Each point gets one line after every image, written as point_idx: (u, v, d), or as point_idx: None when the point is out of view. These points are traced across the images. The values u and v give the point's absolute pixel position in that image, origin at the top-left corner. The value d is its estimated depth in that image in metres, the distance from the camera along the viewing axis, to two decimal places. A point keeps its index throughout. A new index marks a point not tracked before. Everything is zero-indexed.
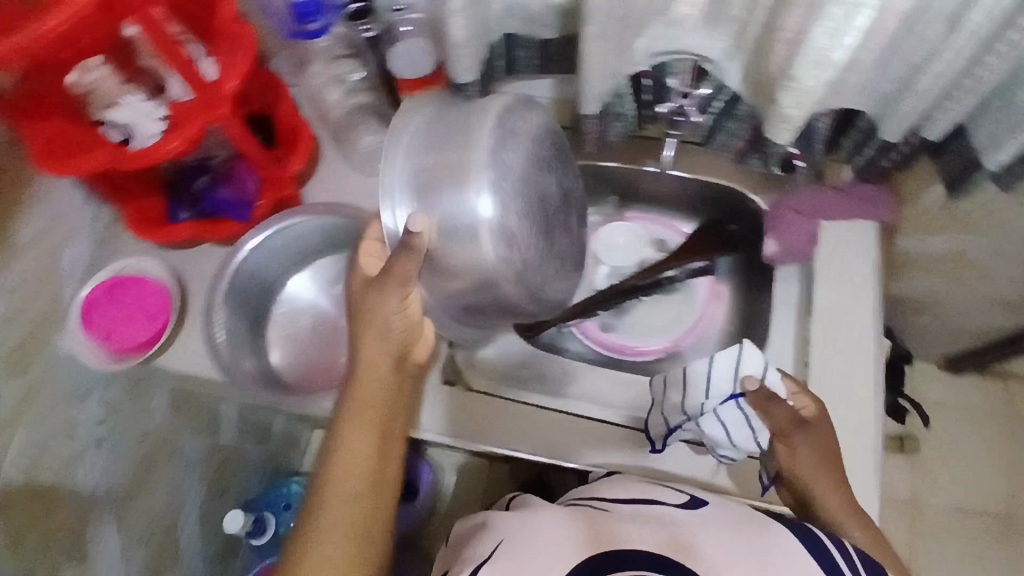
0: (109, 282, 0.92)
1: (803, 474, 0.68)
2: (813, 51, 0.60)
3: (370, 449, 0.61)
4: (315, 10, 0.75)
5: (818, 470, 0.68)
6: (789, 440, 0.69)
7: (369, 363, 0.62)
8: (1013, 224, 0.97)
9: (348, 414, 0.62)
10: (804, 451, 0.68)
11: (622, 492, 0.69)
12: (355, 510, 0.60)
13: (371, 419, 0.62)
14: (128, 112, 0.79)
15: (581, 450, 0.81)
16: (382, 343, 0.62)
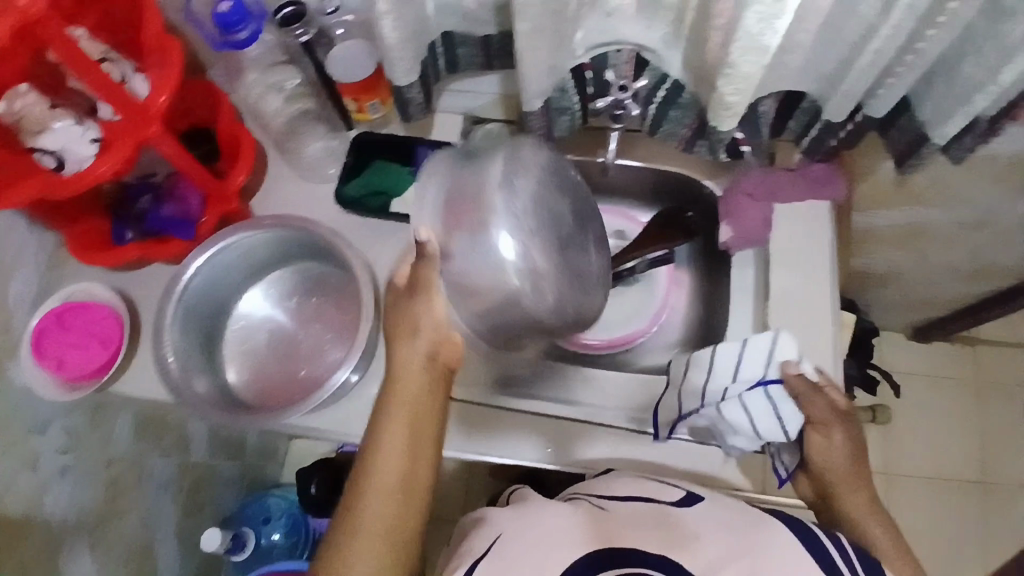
0: (58, 309, 0.88)
1: (833, 468, 0.71)
2: (747, 37, 0.59)
3: (402, 449, 0.60)
4: (241, 19, 0.73)
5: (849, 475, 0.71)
6: (826, 430, 0.72)
7: (402, 364, 0.62)
8: (966, 194, 0.98)
9: (383, 419, 0.61)
10: (838, 442, 0.71)
11: (622, 490, 0.68)
12: (390, 511, 0.59)
13: (404, 420, 0.61)
14: (59, 137, 0.73)
15: (581, 447, 0.82)
16: (414, 346, 0.63)
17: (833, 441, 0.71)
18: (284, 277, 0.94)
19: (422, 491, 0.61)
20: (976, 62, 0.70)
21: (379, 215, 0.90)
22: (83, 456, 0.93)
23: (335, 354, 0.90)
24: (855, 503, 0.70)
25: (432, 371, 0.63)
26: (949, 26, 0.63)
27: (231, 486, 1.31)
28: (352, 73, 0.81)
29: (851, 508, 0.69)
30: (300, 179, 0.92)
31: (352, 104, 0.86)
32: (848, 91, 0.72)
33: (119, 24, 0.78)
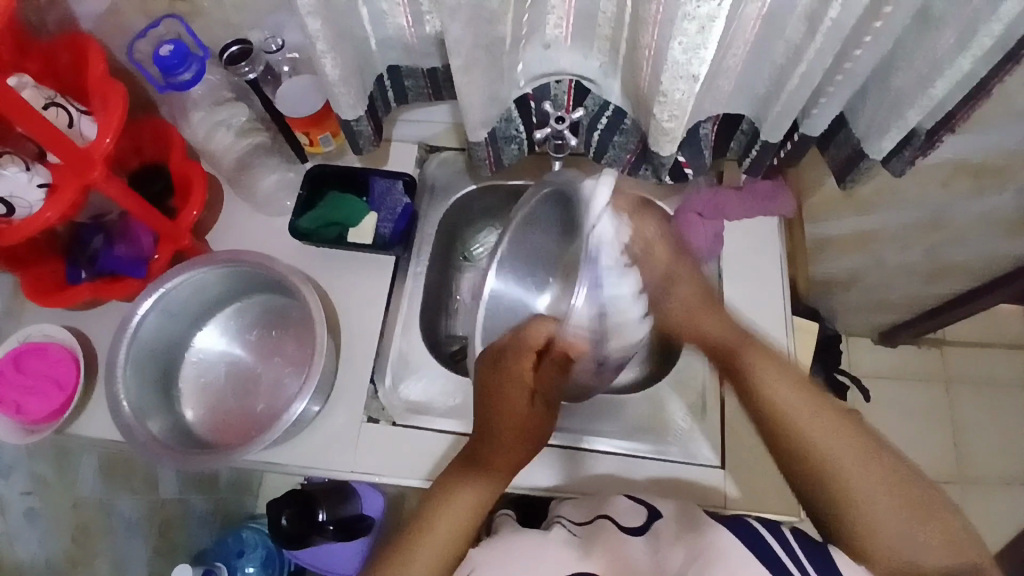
0: (15, 353, 0.88)
1: (782, 405, 0.68)
2: (675, 66, 0.61)
3: (473, 503, 0.67)
4: (180, 61, 0.74)
5: (801, 410, 0.67)
6: (758, 369, 0.71)
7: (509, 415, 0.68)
8: (909, 202, 1.00)
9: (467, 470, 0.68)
10: (776, 381, 0.69)
11: (581, 515, 0.71)
12: (451, 543, 0.65)
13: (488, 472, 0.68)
14: (5, 184, 0.70)
15: (586, 467, 0.82)
16: (535, 420, 0.69)
17: (786, 379, 0.69)
18: (241, 310, 0.94)
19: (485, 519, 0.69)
20: (906, 74, 0.71)
21: (336, 247, 0.90)
22: (52, 499, 0.90)
23: (294, 386, 0.90)
24: (844, 468, 0.63)
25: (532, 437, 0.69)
26: (874, 44, 0.65)
27: (204, 523, 1.27)
28: (301, 106, 0.83)
29: (839, 474, 0.63)
30: (255, 212, 0.93)
31: (303, 138, 0.88)
32: (784, 109, 0.74)
33: (64, 67, 0.77)
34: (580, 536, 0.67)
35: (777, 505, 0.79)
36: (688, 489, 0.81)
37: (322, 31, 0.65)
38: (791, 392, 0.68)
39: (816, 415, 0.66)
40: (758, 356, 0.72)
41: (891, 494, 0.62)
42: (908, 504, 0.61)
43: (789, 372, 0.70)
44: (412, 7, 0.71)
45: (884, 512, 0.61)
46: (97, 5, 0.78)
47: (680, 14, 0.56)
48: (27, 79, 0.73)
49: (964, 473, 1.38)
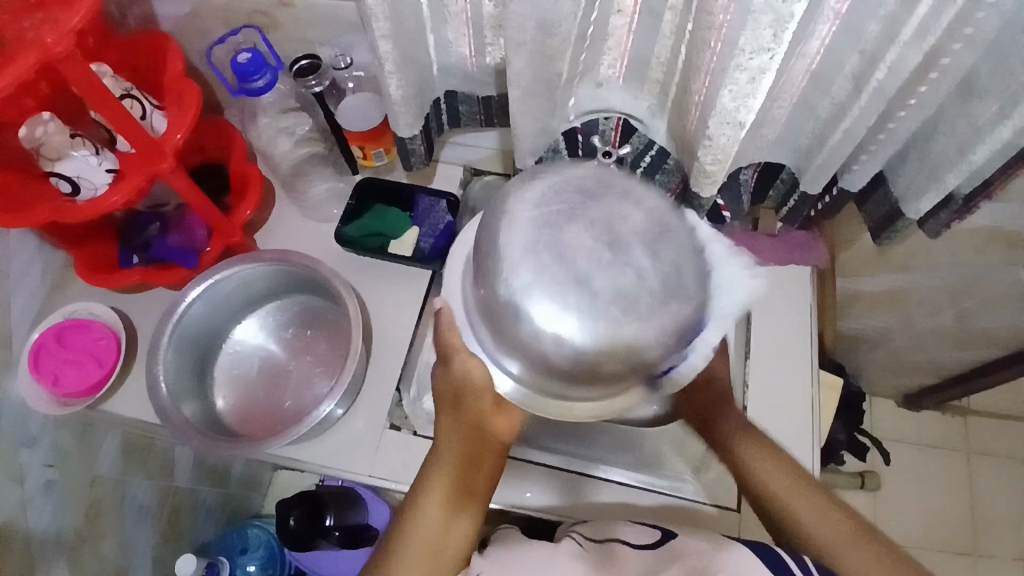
0: (58, 327, 0.92)
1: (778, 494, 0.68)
2: (723, 113, 0.64)
3: (439, 518, 0.65)
4: (257, 69, 0.78)
5: (796, 510, 0.66)
6: (755, 475, 0.70)
7: (448, 436, 0.67)
8: (943, 266, 1.00)
9: (426, 475, 0.67)
10: (773, 477, 0.69)
11: (594, 531, 0.70)
12: (426, 558, 0.64)
13: (443, 484, 0.66)
14: (76, 164, 0.75)
15: (604, 494, 0.84)
16: (468, 429, 0.66)
17: (788, 479, 0.68)
18: (280, 308, 0.98)
19: (467, 535, 0.66)
20: (946, 139, 0.73)
21: (377, 256, 0.93)
22: (70, 473, 0.93)
23: (322, 387, 0.92)
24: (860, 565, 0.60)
25: (479, 441, 0.67)
26: (918, 108, 0.68)
27: (211, 515, 1.28)
28: (358, 123, 0.88)
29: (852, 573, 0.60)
30: (304, 217, 0.97)
31: (358, 151, 0.93)
32: (824, 163, 0.76)
33: (141, 62, 0.83)
34: (592, 547, 0.67)
35: None
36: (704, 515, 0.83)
37: (391, 54, 0.69)
38: (792, 491, 0.67)
39: (809, 510, 0.66)
40: (752, 442, 0.72)
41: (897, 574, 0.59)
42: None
43: (787, 460, 0.70)
44: (475, 38, 0.75)
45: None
46: (181, 9, 0.84)
47: (733, 64, 0.59)
48: (106, 69, 0.78)
49: (983, 548, 1.34)
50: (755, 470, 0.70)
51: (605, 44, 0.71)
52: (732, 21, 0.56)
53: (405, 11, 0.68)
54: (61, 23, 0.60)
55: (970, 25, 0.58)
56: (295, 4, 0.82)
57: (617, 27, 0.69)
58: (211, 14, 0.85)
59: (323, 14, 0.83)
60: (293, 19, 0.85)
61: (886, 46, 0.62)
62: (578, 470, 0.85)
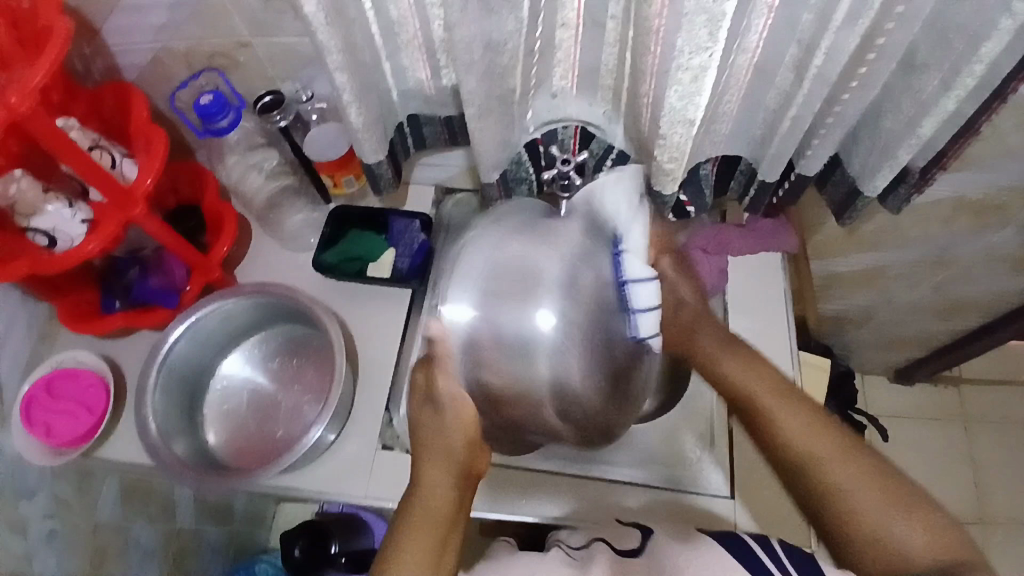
0: (47, 377, 0.92)
1: (776, 418, 0.65)
2: (673, 112, 0.66)
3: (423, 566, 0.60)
4: (219, 110, 0.80)
5: (797, 430, 0.64)
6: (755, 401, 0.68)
7: (433, 495, 0.64)
8: (913, 241, 1.02)
9: (402, 534, 0.62)
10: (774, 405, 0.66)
11: (580, 539, 0.72)
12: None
13: (427, 527, 0.62)
14: (51, 218, 0.77)
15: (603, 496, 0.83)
16: (450, 471, 0.64)
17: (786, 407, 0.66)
18: (264, 340, 0.99)
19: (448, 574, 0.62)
20: (894, 117, 0.75)
21: (356, 281, 0.95)
22: (71, 521, 0.93)
23: (311, 415, 0.93)
24: (851, 481, 0.60)
25: (464, 485, 0.66)
26: (860, 90, 0.70)
27: (216, 554, 1.26)
28: (329, 151, 0.91)
29: (843, 486, 0.60)
30: (281, 249, 0.99)
31: (328, 180, 0.94)
32: (778, 150, 0.78)
33: (107, 111, 0.84)
34: (580, 553, 0.69)
35: (788, 526, 0.81)
36: (702, 509, 0.83)
37: (348, 84, 0.71)
38: (798, 419, 0.65)
39: (809, 430, 0.64)
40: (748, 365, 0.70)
41: (881, 489, 0.60)
42: (903, 499, 0.59)
43: (776, 381, 0.68)
44: (430, 62, 0.77)
45: (866, 504, 0.59)
46: (143, 56, 0.86)
47: (674, 65, 0.61)
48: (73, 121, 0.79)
49: (991, 517, 1.35)
50: (751, 387, 0.69)
51: (555, 57, 0.73)
52: (667, 25, 0.59)
53: (357, 39, 0.70)
54: (25, 81, 0.62)
55: (901, 3, 0.60)
56: (253, 42, 0.84)
57: (564, 40, 0.71)
58: (173, 59, 0.87)
59: (282, 51, 0.85)
60: (253, 58, 0.87)
61: (822, 33, 0.64)
62: (575, 472, 0.86)
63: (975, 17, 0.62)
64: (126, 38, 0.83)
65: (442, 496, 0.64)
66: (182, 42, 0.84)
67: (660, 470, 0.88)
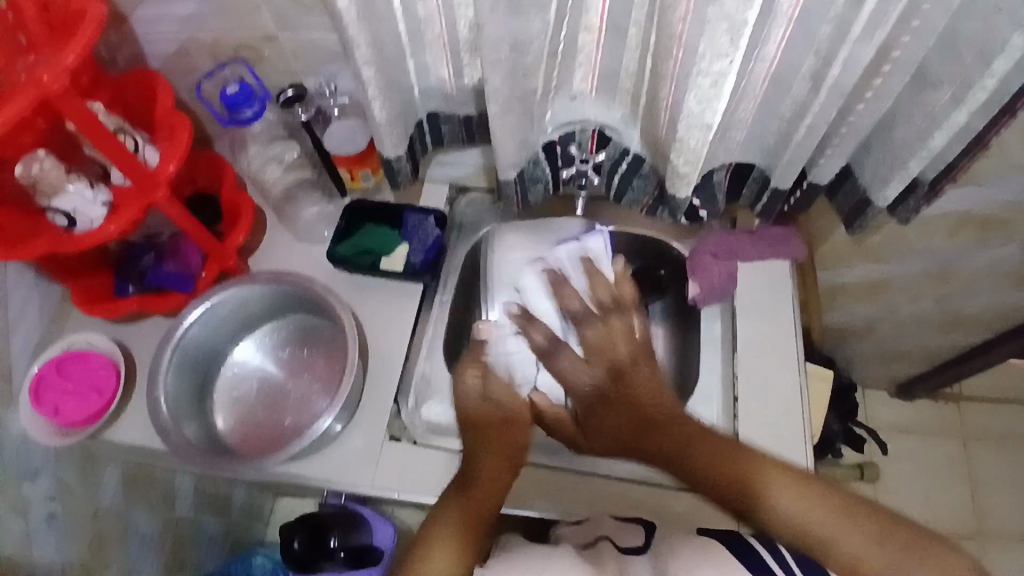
0: (58, 359, 0.93)
1: (789, 511, 0.64)
2: (692, 115, 0.68)
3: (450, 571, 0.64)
4: (245, 100, 0.81)
5: (806, 511, 0.64)
6: (760, 491, 0.66)
7: (484, 475, 0.72)
8: (918, 254, 1.03)
9: (437, 534, 0.67)
10: (776, 494, 0.65)
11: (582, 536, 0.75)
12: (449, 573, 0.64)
13: (460, 514, 0.69)
14: (71, 199, 0.78)
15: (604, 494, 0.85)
16: (501, 456, 0.73)
17: (787, 487, 0.65)
18: (276, 328, 1.00)
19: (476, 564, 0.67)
20: (906, 128, 0.76)
21: (369, 273, 0.96)
22: (74, 506, 0.93)
23: (320, 405, 0.94)
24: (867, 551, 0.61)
25: (502, 468, 0.72)
26: (875, 100, 0.71)
27: (213, 545, 1.24)
28: (346, 146, 0.92)
29: (860, 558, 0.61)
30: (295, 241, 1.00)
31: (346, 173, 0.96)
32: (791, 158, 0.80)
33: (131, 99, 0.86)
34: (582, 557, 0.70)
35: None
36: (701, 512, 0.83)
37: (374, 78, 0.72)
38: (790, 498, 0.64)
39: (809, 507, 0.64)
40: (742, 459, 0.68)
41: (898, 551, 0.60)
42: (915, 552, 0.60)
43: (773, 462, 0.68)
44: (452, 60, 0.78)
45: (889, 571, 0.60)
46: (169, 46, 0.88)
47: (695, 70, 0.63)
48: (99, 104, 0.80)
49: (987, 532, 1.35)
50: (747, 474, 0.67)
51: (576, 60, 0.74)
52: (690, 30, 0.61)
53: (384, 36, 0.71)
54: (57, 61, 0.63)
55: (917, 17, 0.62)
56: (279, 36, 0.86)
57: (586, 43, 0.72)
58: (199, 51, 0.88)
59: (307, 46, 0.87)
60: (278, 51, 0.88)
61: (840, 43, 0.65)
62: (577, 470, 0.87)
63: (991, 33, 0.64)
64: (153, 27, 0.84)
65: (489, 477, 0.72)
66: (208, 33, 0.86)
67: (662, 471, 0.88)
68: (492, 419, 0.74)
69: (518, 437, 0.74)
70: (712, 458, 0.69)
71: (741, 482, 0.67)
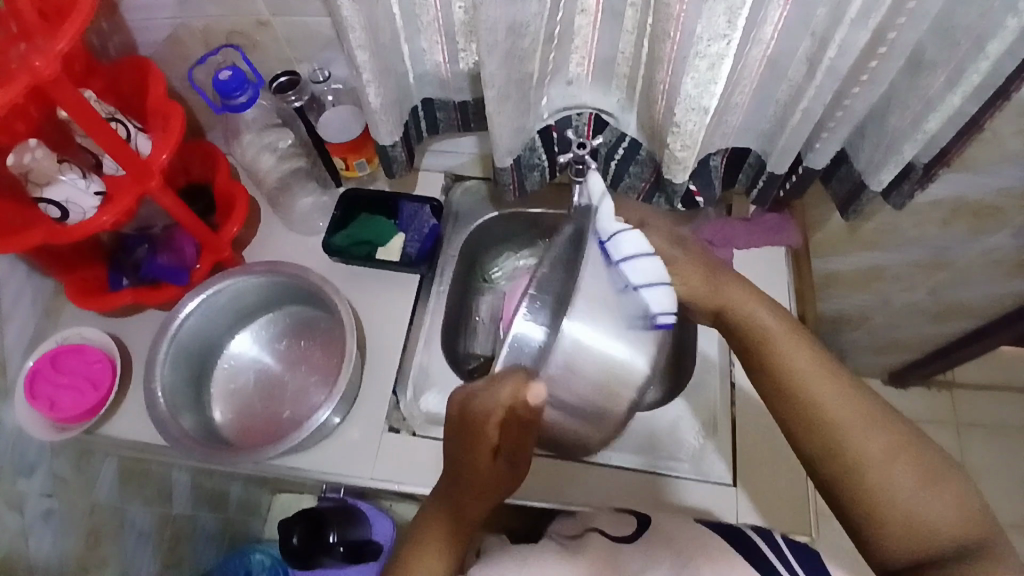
0: (52, 353, 0.92)
1: (805, 384, 0.61)
2: (690, 99, 0.68)
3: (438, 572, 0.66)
4: (239, 86, 0.80)
5: (829, 395, 0.60)
6: (782, 361, 0.62)
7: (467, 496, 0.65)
8: (910, 240, 1.04)
9: (425, 536, 0.68)
10: (800, 365, 0.62)
11: (572, 528, 0.77)
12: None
13: (445, 525, 0.68)
14: (64, 189, 0.76)
15: (602, 483, 0.85)
16: (491, 487, 0.65)
17: (817, 366, 0.61)
18: (273, 320, 0.99)
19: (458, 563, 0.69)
20: (900, 113, 0.77)
21: (365, 263, 0.95)
22: (68, 499, 0.92)
23: (318, 396, 0.93)
24: (877, 456, 0.57)
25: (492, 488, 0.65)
26: (870, 83, 0.72)
27: (210, 540, 1.24)
28: (341, 135, 0.92)
29: (866, 462, 0.57)
30: (290, 232, 0.99)
31: (340, 162, 0.95)
32: (787, 143, 0.80)
33: (122, 87, 0.85)
34: (582, 548, 0.71)
35: (795, 514, 0.83)
36: (700, 500, 0.84)
37: (369, 63, 0.72)
38: (818, 378, 0.61)
39: (835, 394, 0.60)
40: (787, 334, 0.64)
41: (908, 465, 0.57)
42: (928, 473, 0.57)
43: (815, 347, 0.63)
44: (448, 46, 0.78)
45: (895, 480, 0.56)
46: (159, 35, 0.87)
47: (693, 52, 0.63)
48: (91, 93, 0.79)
49: None
50: (779, 348, 0.63)
51: (572, 44, 0.74)
52: (688, 12, 0.61)
53: (379, 19, 0.71)
54: (50, 46, 0.62)
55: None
56: (271, 22, 0.85)
57: (582, 27, 0.72)
58: (192, 38, 0.88)
59: (301, 32, 0.86)
60: (271, 38, 0.87)
61: (835, 26, 0.66)
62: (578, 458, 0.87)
63: (983, 16, 0.64)
64: (144, 14, 0.83)
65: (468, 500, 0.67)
66: (201, 19, 0.85)
67: (663, 458, 0.88)
68: (495, 465, 0.63)
69: (509, 468, 0.65)
70: (749, 322, 0.66)
71: (770, 349, 0.63)
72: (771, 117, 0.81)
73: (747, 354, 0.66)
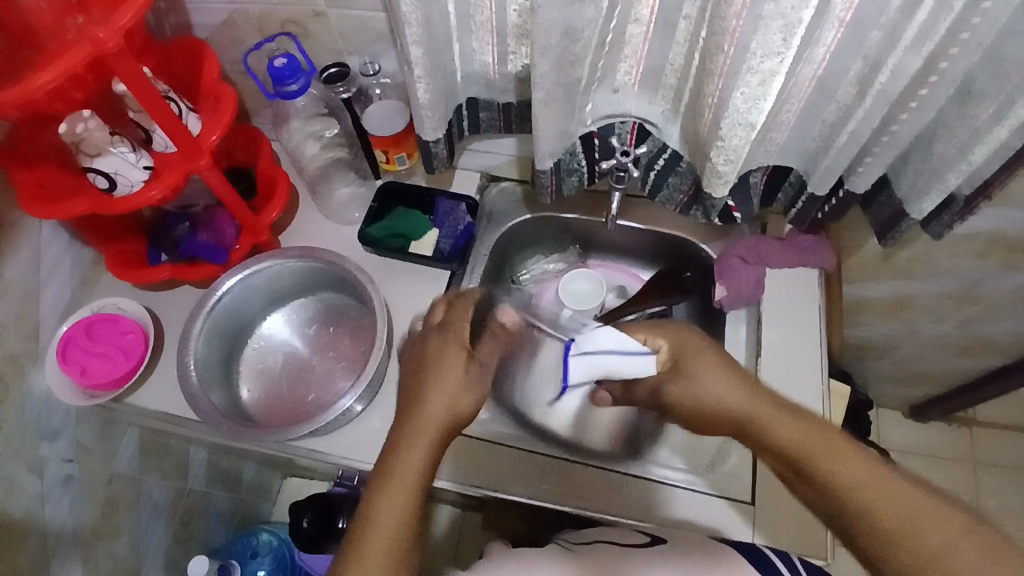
0: (87, 320, 0.93)
1: (858, 493, 0.54)
2: (734, 113, 0.68)
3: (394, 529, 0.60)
4: (292, 74, 0.82)
5: (894, 506, 0.52)
6: (820, 466, 0.56)
7: (422, 417, 0.65)
8: (944, 272, 1.03)
9: (374, 502, 0.61)
10: (845, 465, 0.55)
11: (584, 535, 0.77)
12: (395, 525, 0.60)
13: (399, 499, 0.61)
14: (115, 162, 0.78)
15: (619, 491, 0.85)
16: (447, 416, 0.66)
17: (862, 469, 0.54)
18: (305, 305, 1.01)
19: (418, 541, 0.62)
20: (945, 142, 0.76)
21: (399, 256, 0.97)
22: (88, 467, 0.94)
23: (343, 382, 0.94)
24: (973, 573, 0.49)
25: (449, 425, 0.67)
26: (919, 110, 0.71)
27: (220, 518, 1.25)
28: (383, 127, 0.94)
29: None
30: (328, 220, 1.01)
31: (381, 155, 0.97)
32: (831, 163, 0.80)
33: (175, 66, 0.87)
34: (595, 552, 0.72)
35: (812, 540, 0.82)
36: (717, 519, 0.83)
37: (421, 59, 0.73)
38: (869, 477, 0.54)
39: (902, 501, 0.52)
40: (825, 434, 0.57)
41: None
42: None
43: (856, 447, 0.57)
44: (498, 47, 0.79)
45: None
46: (216, 19, 0.89)
47: (745, 67, 0.64)
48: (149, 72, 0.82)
49: None
50: (824, 455, 0.56)
51: (622, 52, 0.75)
52: (743, 27, 0.60)
53: (433, 16, 0.72)
54: (116, 19, 0.64)
55: (966, 30, 0.61)
56: (327, 14, 0.86)
57: (634, 36, 0.73)
58: (246, 24, 0.90)
59: (353, 25, 0.88)
60: (325, 28, 0.89)
61: (888, 51, 0.66)
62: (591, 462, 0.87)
63: None
64: None
65: (429, 437, 0.64)
66: (258, 7, 0.86)
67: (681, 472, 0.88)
68: (459, 394, 0.67)
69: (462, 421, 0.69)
70: (768, 421, 0.60)
71: (809, 455, 0.57)
72: (816, 139, 0.80)
73: (784, 465, 0.59)
